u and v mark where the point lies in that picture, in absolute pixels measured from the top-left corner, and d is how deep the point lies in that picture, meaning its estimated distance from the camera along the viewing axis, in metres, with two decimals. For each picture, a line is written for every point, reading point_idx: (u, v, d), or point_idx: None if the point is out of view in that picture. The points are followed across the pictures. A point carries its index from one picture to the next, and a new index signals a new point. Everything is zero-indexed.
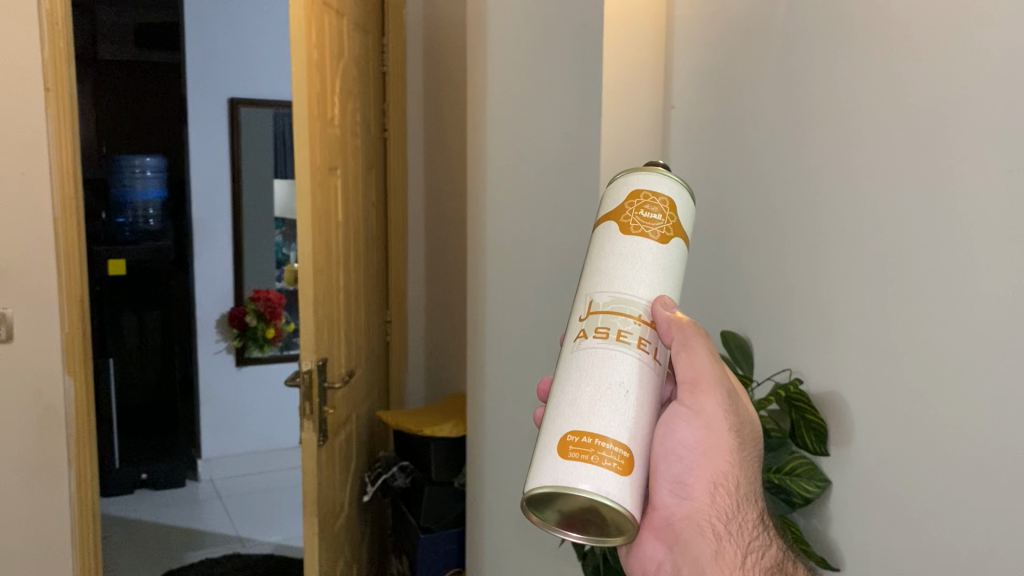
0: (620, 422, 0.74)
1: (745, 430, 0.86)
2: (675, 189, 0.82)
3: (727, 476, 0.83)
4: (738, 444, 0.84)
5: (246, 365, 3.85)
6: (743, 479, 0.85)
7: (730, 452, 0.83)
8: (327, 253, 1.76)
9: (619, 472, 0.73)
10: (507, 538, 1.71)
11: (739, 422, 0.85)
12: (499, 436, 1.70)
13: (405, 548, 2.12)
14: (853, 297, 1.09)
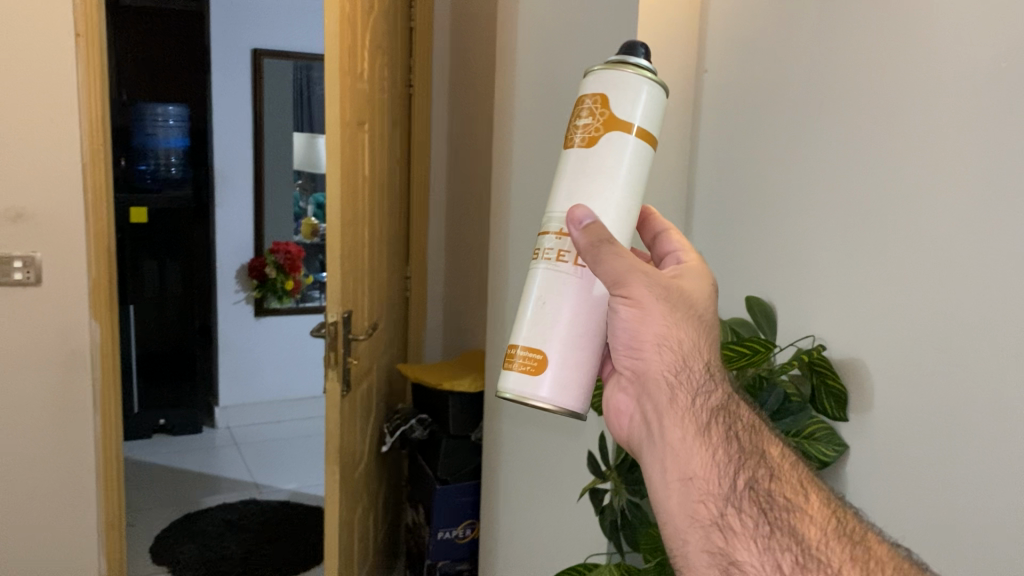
0: (535, 331, 0.83)
1: (691, 298, 0.81)
2: (625, 86, 0.81)
3: (679, 339, 0.80)
4: (687, 308, 0.80)
5: (265, 317, 3.90)
6: (698, 340, 0.81)
7: (677, 319, 0.80)
8: (354, 208, 1.78)
9: (535, 375, 0.83)
10: (522, 492, 1.75)
11: (680, 291, 0.80)
12: None
13: (421, 498, 2.16)
14: (873, 269, 1.10)
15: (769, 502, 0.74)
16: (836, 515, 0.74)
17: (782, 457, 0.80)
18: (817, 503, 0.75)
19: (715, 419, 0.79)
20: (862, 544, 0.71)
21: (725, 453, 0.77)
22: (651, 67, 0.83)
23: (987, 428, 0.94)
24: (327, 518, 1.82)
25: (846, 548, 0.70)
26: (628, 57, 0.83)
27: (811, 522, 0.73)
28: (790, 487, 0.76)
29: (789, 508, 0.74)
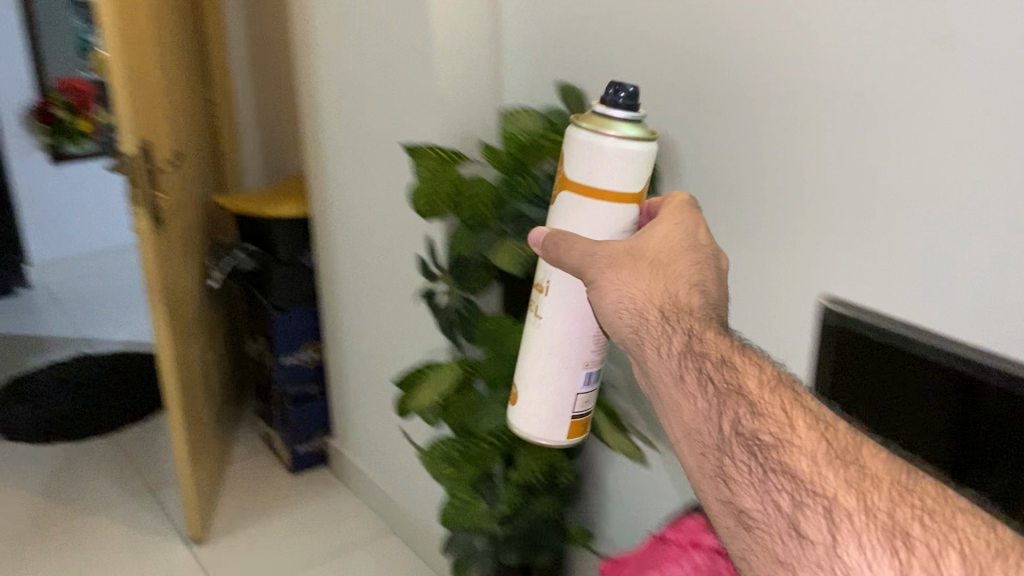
0: (522, 369, 1.00)
1: (653, 254, 0.81)
2: (587, 152, 0.85)
3: (638, 296, 0.77)
4: (648, 264, 0.79)
5: (64, 163, 3.58)
6: (662, 288, 0.77)
7: (637, 282, 0.78)
8: (132, 26, 1.61)
9: (516, 407, 1.01)
10: (359, 309, 1.74)
11: (638, 250, 0.81)
12: (343, 209, 1.68)
13: (261, 328, 2.13)
14: (675, 43, 1.10)
15: (754, 438, 0.58)
16: (845, 441, 0.55)
17: (787, 384, 0.62)
18: (811, 426, 0.57)
19: (693, 362, 0.68)
20: (863, 469, 0.53)
21: (710, 399, 0.64)
22: (628, 127, 0.84)
23: (798, 178, 1.00)
24: (162, 359, 1.77)
25: (843, 473, 0.53)
26: (607, 113, 0.85)
27: (801, 450, 0.55)
28: (778, 412, 0.58)
29: (776, 440, 0.57)
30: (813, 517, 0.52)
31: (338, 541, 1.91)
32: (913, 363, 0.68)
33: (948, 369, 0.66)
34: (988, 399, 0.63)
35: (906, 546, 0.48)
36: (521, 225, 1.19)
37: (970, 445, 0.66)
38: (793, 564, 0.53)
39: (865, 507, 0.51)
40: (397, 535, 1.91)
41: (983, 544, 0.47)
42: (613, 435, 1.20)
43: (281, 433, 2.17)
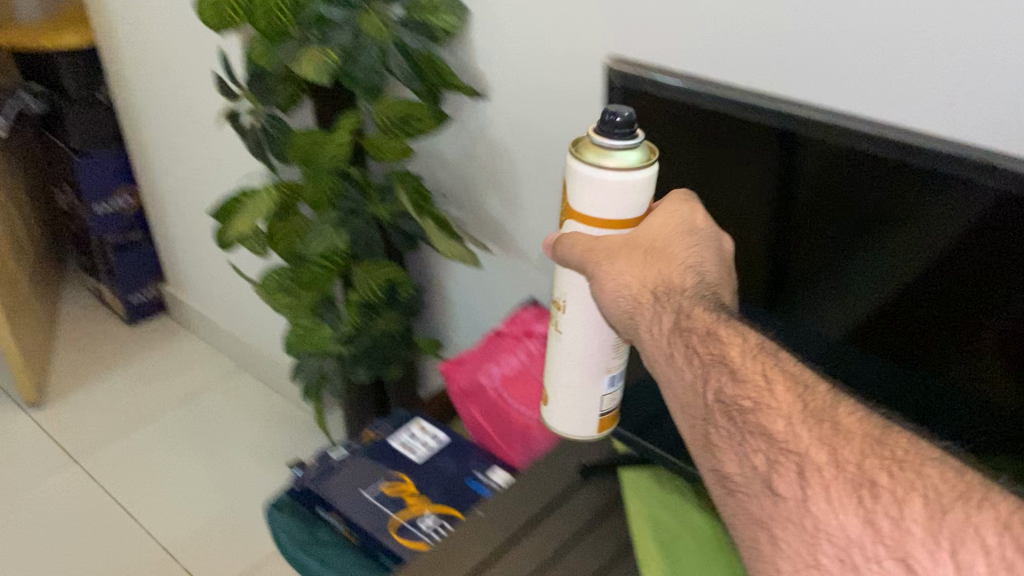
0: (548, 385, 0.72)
1: (653, 247, 0.60)
2: (585, 184, 0.58)
3: (633, 284, 0.59)
4: (641, 254, 0.60)
5: None
6: (655, 271, 0.59)
7: (634, 271, 0.59)
8: None
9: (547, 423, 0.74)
10: (168, 142, 1.60)
11: (632, 240, 0.60)
12: (130, 31, 1.50)
13: (66, 174, 1.95)
14: None
15: (734, 406, 0.49)
16: (831, 407, 0.46)
17: (772, 349, 0.52)
18: (793, 389, 0.48)
19: (677, 339, 0.55)
20: (838, 426, 0.45)
21: (694, 371, 0.53)
22: (626, 146, 0.57)
23: None
24: None
25: (816, 431, 0.45)
26: (605, 133, 0.57)
27: (775, 409, 0.47)
28: (758, 376, 0.49)
29: (756, 408, 0.48)
30: (789, 481, 0.44)
31: (186, 386, 1.86)
32: (720, 124, 0.64)
33: (757, 127, 0.62)
34: (803, 155, 0.61)
35: (874, 496, 0.41)
36: (323, 31, 1.06)
37: (787, 239, 0.65)
38: (770, 524, 0.45)
39: (837, 461, 0.43)
40: (249, 372, 1.87)
41: (948, 488, 0.40)
42: (441, 238, 1.18)
43: (110, 285, 2.04)
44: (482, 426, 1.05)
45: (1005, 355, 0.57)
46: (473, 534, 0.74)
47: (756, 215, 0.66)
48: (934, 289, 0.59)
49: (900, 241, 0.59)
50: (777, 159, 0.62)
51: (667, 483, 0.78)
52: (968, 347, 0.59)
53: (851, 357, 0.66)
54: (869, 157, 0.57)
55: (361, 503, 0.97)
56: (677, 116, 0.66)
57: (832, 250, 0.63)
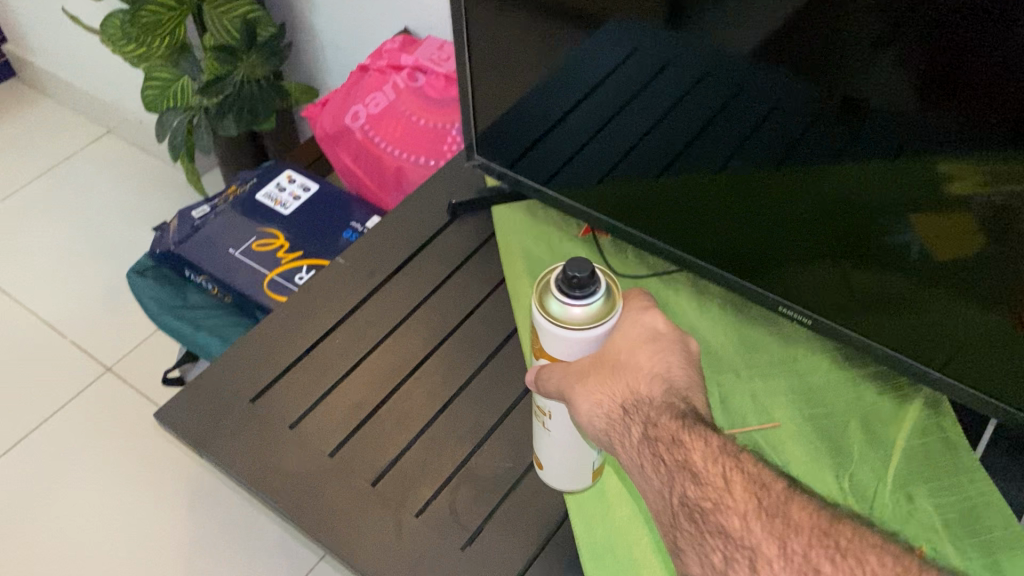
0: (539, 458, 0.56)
1: (623, 363, 0.48)
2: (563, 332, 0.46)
3: (607, 402, 0.47)
4: (610, 371, 0.47)
5: None
6: (624, 383, 0.47)
7: (611, 389, 0.47)
8: None
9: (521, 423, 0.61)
10: None
11: (600, 357, 0.47)
12: None
13: None
14: None
15: (694, 508, 0.42)
16: (784, 504, 0.41)
17: (732, 450, 0.44)
18: (747, 484, 0.42)
19: (646, 449, 0.45)
20: (789, 519, 0.40)
21: (657, 478, 0.44)
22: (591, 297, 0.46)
23: None
24: None
25: (769, 525, 0.40)
26: (569, 286, 0.45)
27: (725, 503, 0.41)
28: (716, 476, 0.42)
29: (715, 509, 0.41)
30: None
31: (47, 152, 1.70)
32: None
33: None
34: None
35: None
36: None
37: None
38: None
39: (783, 554, 0.39)
40: (115, 133, 1.72)
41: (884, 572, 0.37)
42: None
43: None
44: (352, 171, 0.97)
45: (916, 69, 0.48)
46: (336, 284, 0.69)
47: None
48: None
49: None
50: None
51: (541, 216, 0.75)
52: (874, 62, 0.49)
53: (757, 74, 0.55)
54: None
55: (228, 262, 0.91)
56: None
57: None
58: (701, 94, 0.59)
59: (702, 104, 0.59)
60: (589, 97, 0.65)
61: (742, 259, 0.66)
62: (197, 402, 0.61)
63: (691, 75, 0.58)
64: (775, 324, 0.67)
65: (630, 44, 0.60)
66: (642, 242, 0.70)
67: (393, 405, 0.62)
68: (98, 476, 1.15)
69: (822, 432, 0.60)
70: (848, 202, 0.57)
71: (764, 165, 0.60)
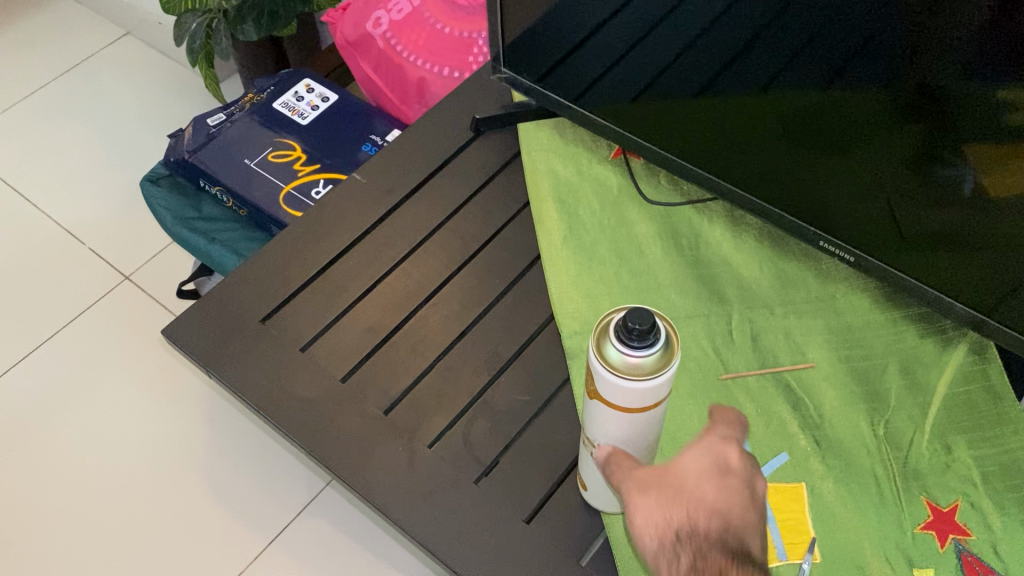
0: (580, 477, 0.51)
1: (687, 487, 0.40)
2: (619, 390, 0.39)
3: (660, 524, 0.39)
4: (672, 493, 0.39)
5: None
6: (683, 507, 0.39)
7: (669, 504, 0.39)
8: None
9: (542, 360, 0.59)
10: None
11: (668, 475, 0.40)
12: None
13: None
14: None
15: None
16: None
17: None
18: None
19: None
20: None
21: None
22: (649, 352, 0.37)
23: None
24: None
25: None
26: (633, 339, 0.37)
27: None
28: None
29: None
30: None
31: (64, 53, 1.66)
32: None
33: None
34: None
35: None
36: None
37: None
38: None
39: None
40: (133, 34, 1.67)
41: None
42: None
43: None
44: (374, 81, 0.93)
45: None
46: (353, 202, 0.66)
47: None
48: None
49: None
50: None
51: (570, 135, 0.71)
52: None
53: None
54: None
55: (244, 174, 0.88)
56: None
57: None
58: (742, 10, 0.54)
59: (745, 21, 0.55)
60: (623, 9, 0.60)
61: (780, 188, 0.62)
62: (206, 322, 0.59)
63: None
64: (814, 260, 0.63)
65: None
66: (677, 168, 0.66)
67: (408, 330, 0.59)
68: (117, 386, 1.15)
69: (859, 375, 0.57)
70: (902, 128, 0.53)
71: (812, 87, 0.55)
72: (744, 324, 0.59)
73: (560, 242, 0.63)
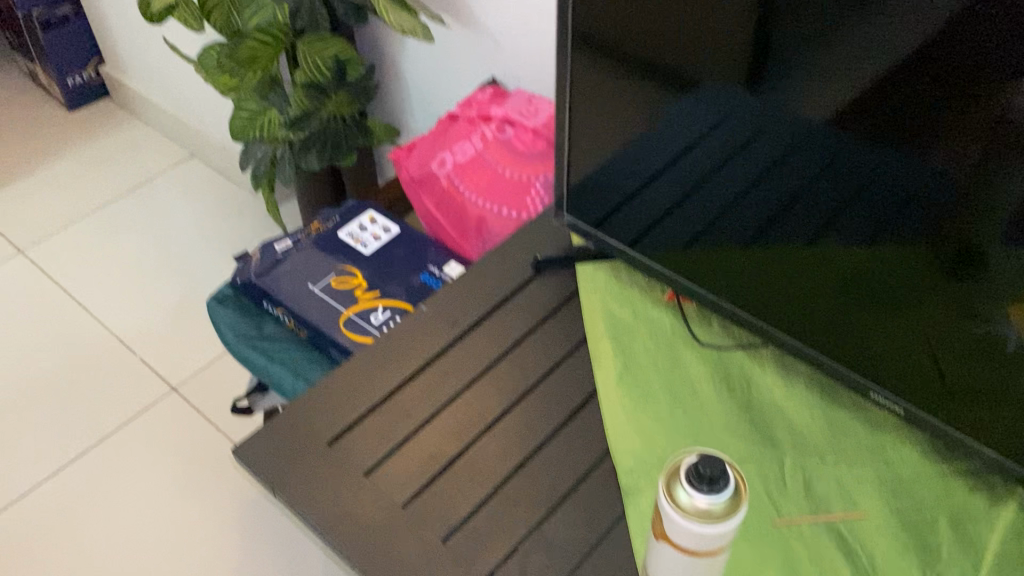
0: None
1: None
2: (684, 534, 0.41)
3: None
4: None
5: None
6: None
7: None
8: None
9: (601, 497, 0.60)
10: None
11: None
12: None
13: None
14: None
15: None
16: None
17: None
18: None
19: None
20: None
21: None
22: (713, 499, 0.39)
23: None
24: None
25: None
26: (702, 483, 0.40)
27: None
28: None
29: None
30: None
31: (132, 174, 1.75)
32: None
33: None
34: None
35: None
36: None
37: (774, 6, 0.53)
38: None
39: None
40: (198, 158, 1.77)
41: None
42: (392, 9, 1.09)
43: (41, 62, 1.86)
44: (434, 216, 0.98)
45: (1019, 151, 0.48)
46: (417, 333, 0.69)
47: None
48: (936, 71, 0.49)
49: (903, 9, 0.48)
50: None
51: (625, 279, 0.75)
52: (966, 138, 0.50)
53: (846, 148, 0.55)
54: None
55: (307, 297, 0.92)
56: None
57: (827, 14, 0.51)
58: (791, 168, 0.59)
59: (793, 179, 0.60)
60: (682, 161, 0.66)
61: (824, 337, 0.65)
62: (275, 442, 0.62)
63: (782, 146, 0.59)
64: (861, 410, 0.65)
65: (720, 113, 0.61)
66: (727, 314, 0.69)
67: (470, 458, 0.61)
68: (158, 499, 1.17)
69: (910, 526, 0.58)
70: (939, 284, 0.56)
71: (851, 241, 0.59)
72: (797, 471, 0.61)
73: (617, 378, 0.66)
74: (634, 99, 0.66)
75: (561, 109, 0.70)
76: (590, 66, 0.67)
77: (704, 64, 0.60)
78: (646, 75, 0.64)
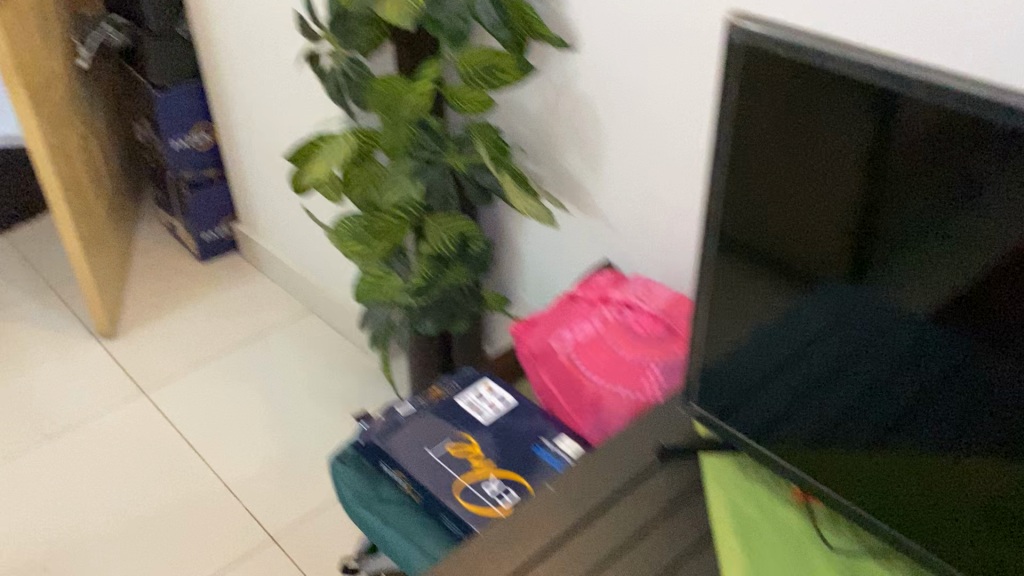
0: None
1: None
2: None
3: None
4: None
5: None
6: None
7: None
8: None
9: None
10: (252, 93, 1.58)
11: None
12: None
13: (145, 110, 1.94)
14: None
15: None
16: None
17: None
18: None
19: None
20: None
21: None
22: None
23: None
24: (40, 165, 1.63)
25: None
26: None
27: None
28: None
29: None
30: None
31: (253, 325, 1.86)
32: (828, 85, 0.56)
33: (862, 87, 0.55)
34: (905, 118, 0.54)
35: None
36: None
37: (878, 216, 0.58)
38: None
39: None
40: (315, 314, 1.87)
41: None
42: (517, 193, 1.16)
43: (183, 220, 2.03)
44: (551, 391, 1.01)
45: None
46: (544, 515, 0.71)
47: (847, 191, 0.59)
48: None
49: (1005, 217, 0.52)
50: (876, 124, 0.55)
51: (750, 472, 0.76)
52: None
53: (968, 349, 0.58)
54: (979, 122, 0.50)
55: (425, 463, 0.95)
56: (776, 92, 0.60)
57: (931, 221, 0.55)
58: (921, 369, 0.61)
59: (923, 379, 0.62)
60: (810, 357, 0.68)
61: (958, 544, 0.64)
62: None
63: (909, 348, 0.61)
64: None
65: (842, 314, 0.64)
66: (855, 513, 0.69)
67: None
68: None
69: None
70: None
71: (974, 446, 0.60)
72: None
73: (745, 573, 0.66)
74: (765, 297, 0.69)
75: (698, 305, 0.74)
76: (727, 261, 0.70)
77: (819, 261, 0.63)
78: (773, 273, 0.67)
